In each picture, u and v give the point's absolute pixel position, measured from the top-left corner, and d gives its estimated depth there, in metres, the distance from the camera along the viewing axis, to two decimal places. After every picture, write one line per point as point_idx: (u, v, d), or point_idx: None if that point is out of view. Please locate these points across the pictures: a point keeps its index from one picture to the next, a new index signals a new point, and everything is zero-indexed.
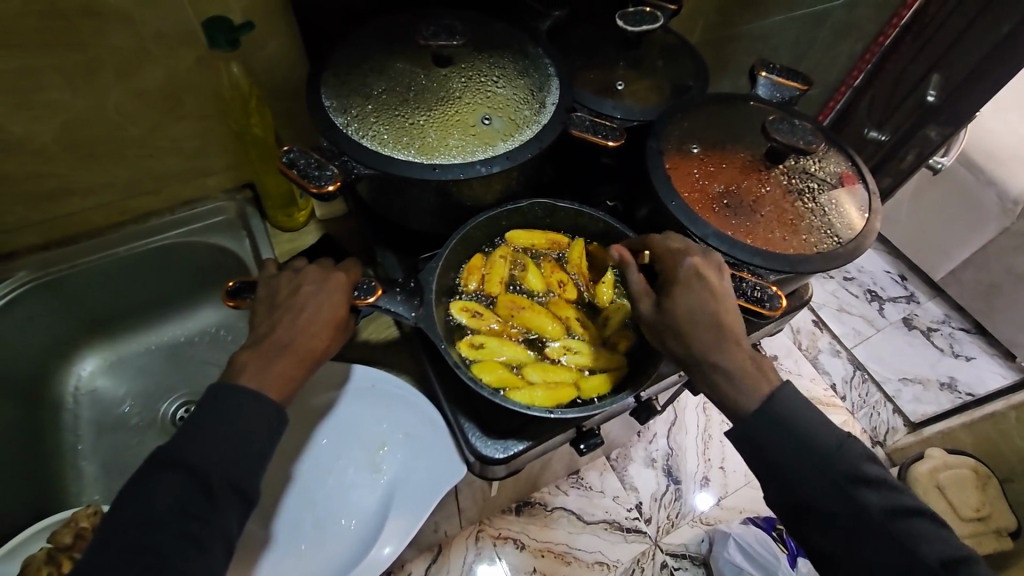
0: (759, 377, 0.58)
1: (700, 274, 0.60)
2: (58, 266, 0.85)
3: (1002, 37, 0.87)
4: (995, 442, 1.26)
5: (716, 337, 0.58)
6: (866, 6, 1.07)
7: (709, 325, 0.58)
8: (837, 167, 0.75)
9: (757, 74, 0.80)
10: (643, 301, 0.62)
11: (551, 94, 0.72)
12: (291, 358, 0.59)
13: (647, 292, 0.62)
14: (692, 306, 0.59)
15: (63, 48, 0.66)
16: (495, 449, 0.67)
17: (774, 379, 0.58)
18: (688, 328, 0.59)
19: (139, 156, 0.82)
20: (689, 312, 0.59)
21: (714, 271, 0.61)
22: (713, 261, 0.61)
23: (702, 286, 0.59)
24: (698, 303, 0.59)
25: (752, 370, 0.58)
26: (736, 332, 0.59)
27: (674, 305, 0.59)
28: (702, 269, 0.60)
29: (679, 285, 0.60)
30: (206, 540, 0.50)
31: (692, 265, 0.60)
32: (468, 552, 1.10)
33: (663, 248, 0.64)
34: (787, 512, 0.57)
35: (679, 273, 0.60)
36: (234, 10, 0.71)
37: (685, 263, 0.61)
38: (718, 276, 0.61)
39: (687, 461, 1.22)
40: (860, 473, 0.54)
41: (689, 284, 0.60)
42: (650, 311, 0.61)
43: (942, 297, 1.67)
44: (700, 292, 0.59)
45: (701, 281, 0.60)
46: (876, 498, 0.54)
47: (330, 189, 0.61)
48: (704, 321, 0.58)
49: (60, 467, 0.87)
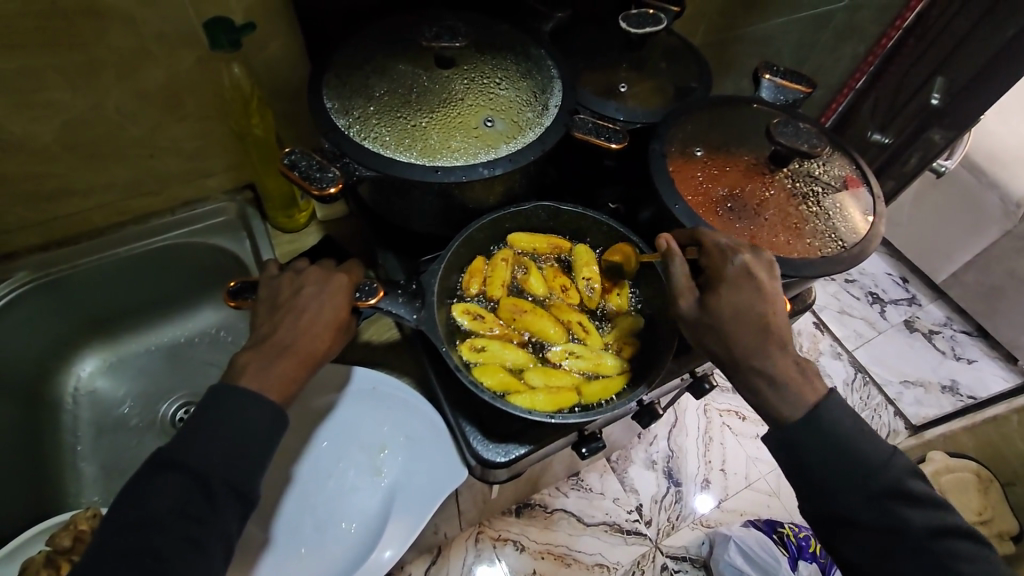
0: (805, 384, 0.57)
1: (750, 273, 0.60)
2: (58, 266, 0.85)
3: (1007, 41, 0.87)
4: (994, 446, 1.27)
5: (760, 337, 0.58)
6: (869, 9, 1.07)
7: (756, 325, 0.58)
8: (841, 170, 0.75)
9: (761, 76, 0.79)
10: (686, 298, 0.60)
11: (554, 96, 0.72)
12: (292, 359, 0.58)
13: (690, 288, 0.60)
14: (740, 305, 0.58)
15: (65, 48, 0.66)
16: (496, 452, 0.66)
17: (818, 387, 0.58)
18: (731, 328, 0.58)
19: (140, 156, 0.81)
20: (738, 312, 0.58)
21: (763, 270, 0.61)
22: (762, 260, 0.61)
23: (751, 286, 0.59)
24: (747, 303, 0.58)
25: (798, 375, 0.58)
26: (780, 334, 0.59)
27: (722, 303, 0.59)
28: (752, 269, 0.60)
29: (728, 284, 0.59)
30: (205, 543, 0.50)
31: (743, 264, 0.60)
32: (468, 553, 1.10)
33: (710, 243, 0.62)
34: (811, 515, 0.58)
35: (728, 271, 0.60)
36: (236, 10, 0.71)
37: (736, 260, 0.60)
38: (767, 275, 0.60)
39: (687, 463, 1.22)
40: (901, 489, 0.54)
41: (739, 283, 0.59)
42: (692, 308, 0.60)
43: (944, 300, 1.67)
44: (749, 292, 0.59)
45: (751, 281, 0.59)
46: (919, 516, 0.54)
47: (332, 190, 0.60)
48: (751, 320, 0.58)
49: (59, 468, 0.87)
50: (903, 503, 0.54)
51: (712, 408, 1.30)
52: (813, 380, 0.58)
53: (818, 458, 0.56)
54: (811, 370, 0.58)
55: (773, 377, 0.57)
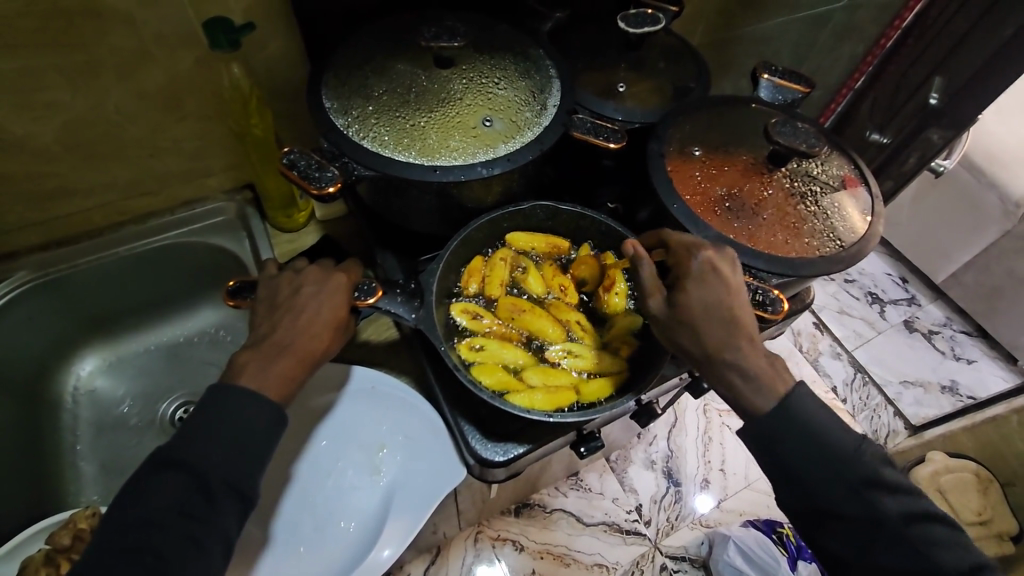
0: (775, 376, 0.58)
1: (714, 267, 0.60)
2: (58, 266, 0.85)
3: (1005, 40, 0.87)
4: (995, 446, 1.27)
5: (728, 332, 0.58)
6: (867, 9, 1.07)
7: (722, 319, 0.58)
8: (839, 170, 0.75)
9: (759, 76, 0.79)
10: (655, 297, 0.61)
11: (552, 96, 0.72)
12: (291, 359, 0.58)
13: (658, 287, 0.61)
14: (706, 300, 0.58)
15: (65, 48, 0.66)
16: (495, 451, 0.66)
17: (788, 379, 0.58)
18: (700, 322, 0.58)
19: (139, 156, 0.82)
20: (703, 306, 0.58)
21: (729, 265, 0.60)
22: (727, 255, 0.61)
23: (715, 280, 0.59)
24: (712, 298, 0.58)
25: (767, 367, 0.58)
26: (748, 329, 0.59)
27: (689, 299, 0.59)
28: (716, 263, 0.60)
29: (692, 279, 0.59)
30: (205, 542, 0.50)
31: (706, 259, 0.60)
32: (467, 553, 1.10)
33: (676, 242, 0.63)
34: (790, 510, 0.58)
35: (692, 267, 0.60)
36: (235, 10, 0.71)
37: (698, 256, 0.60)
38: (732, 270, 0.60)
39: (686, 463, 1.22)
40: (890, 485, 0.55)
41: (703, 278, 0.59)
42: (661, 307, 0.60)
43: (943, 300, 1.67)
44: (713, 285, 0.59)
45: (715, 275, 0.59)
46: (894, 504, 0.54)
47: (331, 190, 0.60)
48: (717, 316, 0.58)
49: (59, 467, 0.87)
50: (900, 503, 0.54)
51: (711, 408, 1.30)
52: (783, 371, 0.59)
53: (816, 456, 0.56)
54: (780, 364, 0.59)
55: (747, 369, 0.58)
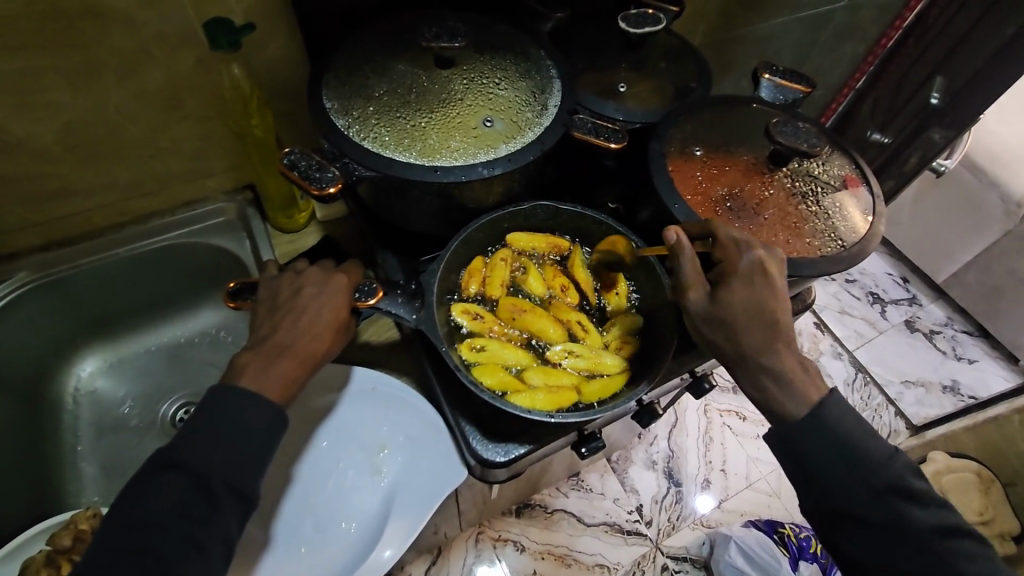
0: (809, 382, 0.57)
1: (764, 269, 0.60)
2: (58, 266, 0.85)
3: (1006, 40, 0.87)
4: (995, 445, 1.28)
5: (767, 335, 0.58)
6: (869, 8, 1.06)
7: (765, 322, 0.58)
8: (840, 170, 0.75)
9: (760, 76, 0.79)
10: (696, 290, 0.60)
11: (553, 96, 0.72)
12: (292, 360, 0.58)
13: (701, 281, 0.60)
14: (752, 300, 0.58)
15: (65, 48, 0.66)
16: (496, 452, 0.66)
17: (820, 386, 0.58)
18: (741, 321, 0.58)
19: (139, 156, 0.82)
20: (748, 306, 0.58)
21: (777, 269, 0.61)
22: (776, 258, 0.61)
23: (764, 282, 0.59)
24: (759, 299, 0.58)
25: (801, 372, 0.58)
26: (787, 332, 0.59)
27: (734, 297, 0.58)
28: (766, 265, 0.60)
29: (741, 278, 0.59)
30: (205, 543, 0.50)
31: (757, 259, 0.60)
32: (468, 554, 1.10)
33: (724, 237, 0.63)
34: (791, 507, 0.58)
35: (742, 266, 0.60)
36: (235, 10, 0.71)
37: (749, 256, 0.60)
38: (779, 274, 0.61)
39: (687, 463, 1.22)
40: (892, 486, 0.55)
41: (752, 278, 0.59)
42: (703, 302, 0.59)
43: (945, 300, 1.67)
44: (761, 287, 0.59)
45: (764, 277, 0.60)
46: (921, 514, 0.54)
47: (331, 190, 0.60)
48: (762, 316, 0.58)
49: (59, 468, 0.87)
50: (900, 504, 0.54)
51: (712, 408, 1.30)
52: (808, 377, 0.59)
53: (818, 455, 0.56)
54: (813, 369, 0.58)
55: (781, 374, 0.57)
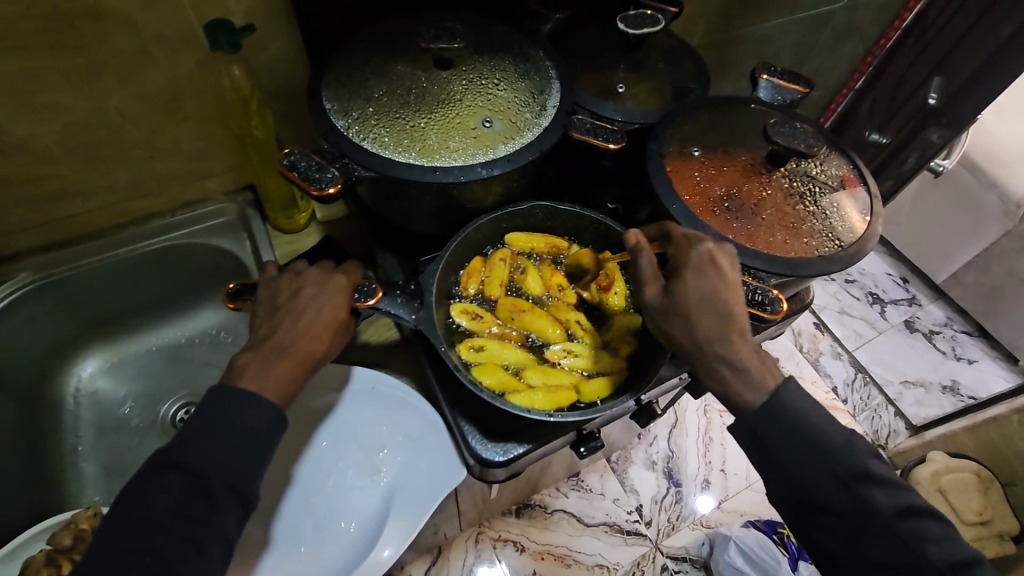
0: (764, 369, 0.58)
1: (713, 259, 0.60)
2: (60, 267, 0.85)
3: (1003, 40, 0.87)
4: (997, 447, 1.27)
5: (722, 325, 0.58)
6: (867, 9, 1.07)
7: (718, 312, 0.58)
8: (838, 170, 0.75)
9: (759, 77, 0.80)
10: (652, 285, 0.60)
11: (551, 97, 0.72)
12: (291, 360, 0.58)
13: (656, 277, 0.61)
14: (703, 291, 0.58)
15: (67, 51, 0.66)
16: (494, 451, 0.67)
17: (776, 372, 0.58)
18: (694, 311, 0.58)
19: (140, 156, 0.82)
20: (700, 297, 0.58)
21: (728, 260, 0.61)
22: (727, 250, 0.62)
23: (714, 273, 0.59)
24: (710, 290, 0.59)
25: (756, 359, 0.58)
26: (741, 323, 0.59)
27: (685, 288, 0.59)
28: (716, 256, 0.60)
29: (692, 269, 0.60)
30: (205, 543, 0.50)
31: (705, 250, 0.60)
32: (468, 554, 1.10)
33: (676, 234, 0.63)
34: (789, 509, 0.57)
35: (691, 258, 0.60)
36: (236, 12, 0.71)
37: (700, 248, 0.61)
38: (730, 264, 0.61)
39: (686, 464, 1.22)
40: (888, 489, 0.55)
41: (702, 270, 0.59)
42: (658, 295, 0.60)
43: (944, 300, 1.67)
44: (712, 277, 0.59)
45: (714, 267, 0.60)
46: (883, 497, 0.54)
47: (331, 191, 0.60)
48: (714, 306, 0.58)
49: (60, 468, 0.87)
50: (899, 507, 0.54)
51: (712, 408, 1.30)
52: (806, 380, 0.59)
53: (816, 455, 0.56)
54: (768, 356, 0.59)
55: (736, 362, 0.57)
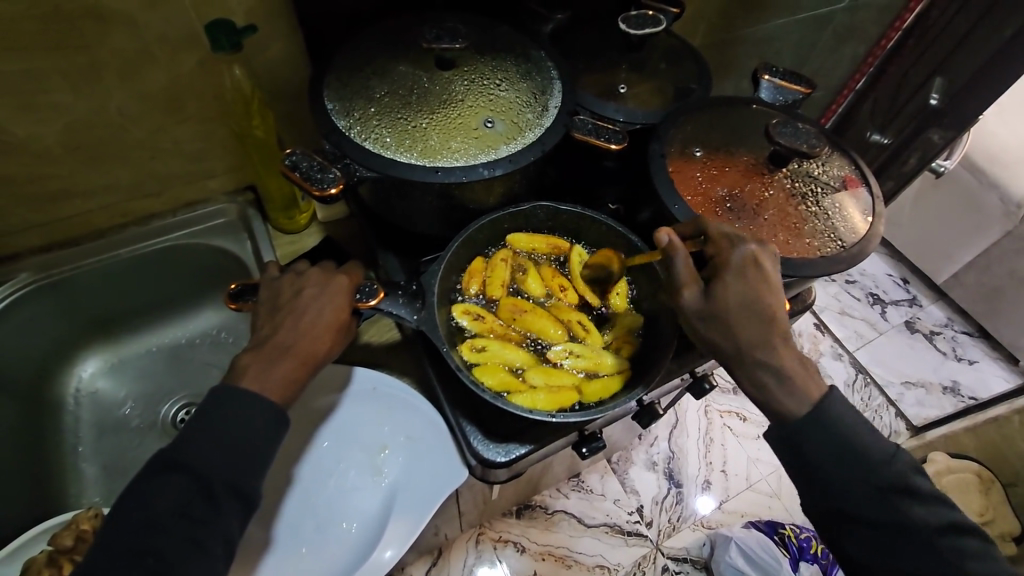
0: (808, 378, 0.58)
1: (755, 261, 0.60)
2: (61, 267, 0.85)
3: (1005, 41, 0.87)
4: (995, 446, 1.29)
5: (763, 331, 0.58)
6: (868, 10, 1.08)
7: (759, 315, 0.58)
8: (840, 170, 0.75)
9: (760, 77, 0.79)
10: (690, 287, 0.59)
11: (553, 97, 0.72)
12: (293, 360, 0.58)
13: (694, 279, 0.59)
14: (745, 295, 0.58)
15: (69, 51, 0.66)
16: (497, 452, 0.66)
17: (820, 384, 0.58)
18: (737, 316, 0.58)
19: (142, 157, 0.82)
20: (742, 301, 0.58)
21: (769, 262, 0.61)
22: (768, 250, 0.61)
23: (757, 275, 0.59)
24: (753, 293, 0.58)
25: (800, 368, 0.58)
26: (782, 326, 0.59)
27: (727, 292, 0.58)
28: (758, 257, 0.60)
29: (733, 272, 0.59)
30: (207, 543, 0.50)
31: (748, 253, 0.60)
32: (468, 555, 1.10)
33: (714, 233, 0.63)
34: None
35: (733, 260, 0.60)
36: (236, 12, 0.71)
37: (741, 250, 0.60)
38: (771, 266, 0.61)
39: (687, 465, 1.22)
40: (898, 493, 0.55)
41: (744, 272, 0.59)
42: (697, 298, 0.59)
43: (945, 300, 1.67)
44: (755, 280, 0.59)
45: (757, 270, 0.60)
46: (894, 501, 0.55)
47: (333, 191, 0.60)
48: (755, 309, 0.58)
49: (61, 468, 0.87)
50: (905, 509, 0.55)
51: (713, 409, 1.29)
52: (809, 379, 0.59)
53: (822, 456, 0.56)
54: (812, 366, 0.59)
55: (781, 372, 0.57)
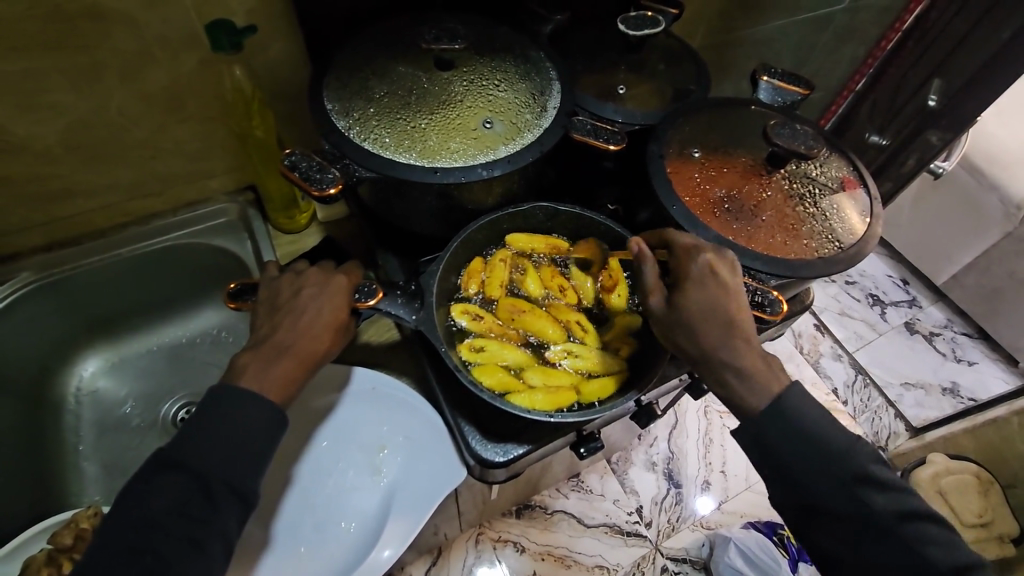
0: (771, 376, 0.58)
1: (713, 270, 0.60)
2: (62, 267, 0.86)
3: (1003, 43, 0.87)
4: (995, 448, 1.27)
5: (725, 334, 0.58)
6: (867, 10, 1.07)
7: (720, 322, 0.58)
8: (838, 172, 0.75)
9: (759, 78, 0.80)
10: (655, 296, 0.61)
11: (551, 98, 0.72)
12: (292, 360, 0.59)
13: (659, 287, 0.62)
14: (705, 303, 0.59)
15: (70, 50, 0.67)
16: (495, 452, 0.67)
17: (783, 379, 0.58)
18: (698, 324, 0.59)
19: (142, 157, 0.82)
20: (700, 307, 0.59)
21: (729, 269, 0.61)
22: (727, 258, 0.61)
23: (713, 283, 0.59)
24: (711, 300, 0.59)
25: (788, 380, 0.58)
26: (747, 330, 0.59)
27: (687, 301, 0.59)
28: (715, 266, 0.60)
29: (691, 281, 0.60)
30: (206, 542, 0.51)
31: (705, 261, 0.60)
32: (468, 554, 1.10)
33: (676, 243, 0.63)
34: (789, 505, 0.58)
35: (692, 269, 0.60)
36: (237, 13, 0.72)
37: (699, 260, 0.60)
38: (731, 273, 0.60)
39: (686, 465, 1.22)
40: (899, 497, 0.55)
41: (702, 281, 0.59)
42: (661, 307, 0.61)
43: (945, 301, 1.67)
44: (713, 289, 0.59)
45: (715, 278, 0.59)
46: (886, 502, 0.54)
47: (332, 191, 0.61)
48: (715, 316, 0.58)
49: (61, 467, 0.87)
50: (905, 512, 0.54)
51: (712, 410, 1.29)
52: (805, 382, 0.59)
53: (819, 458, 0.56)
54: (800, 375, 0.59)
55: (759, 379, 0.57)
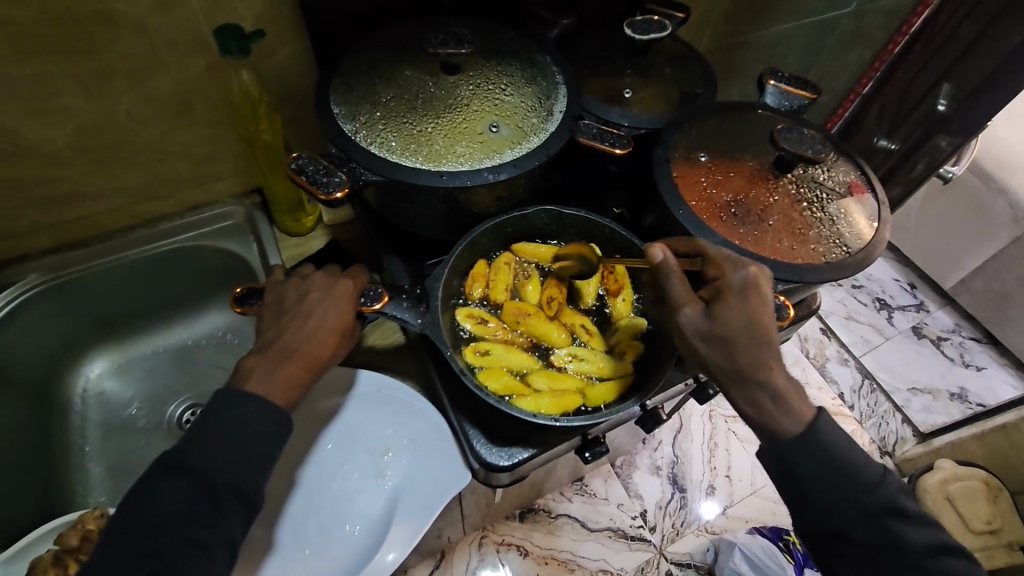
0: (801, 401, 0.58)
1: (756, 284, 0.60)
2: (69, 269, 0.86)
3: (1013, 47, 0.87)
4: (1005, 456, 1.24)
5: (763, 348, 0.57)
6: (876, 13, 1.07)
7: (760, 337, 0.58)
8: (846, 176, 0.74)
9: (766, 82, 0.79)
10: (691, 307, 0.59)
11: (558, 102, 0.72)
12: (299, 363, 0.59)
13: (694, 297, 0.59)
14: (746, 316, 0.58)
15: (79, 54, 0.67)
16: (499, 456, 0.66)
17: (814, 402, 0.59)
18: (739, 336, 0.57)
19: (150, 161, 0.83)
20: (743, 321, 0.58)
21: (767, 284, 0.61)
22: (767, 273, 0.61)
23: (757, 297, 0.59)
24: (751, 314, 0.58)
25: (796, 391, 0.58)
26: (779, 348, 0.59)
27: (729, 312, 0.58)
28: (760, 281, 0.60)
29: (735, 293, 0.59)
30: (212, 547, 0.51)
31: (751, 274, 0.60)
32: (471, 557, 1.10)
33: (716, 254, 0.63)
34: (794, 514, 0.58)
35: (735, 281, 0.60)
36: (245, 17, 0.72)
37: (741, 273, 0.60)
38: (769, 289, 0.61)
39: (692, 470, 1.21)
40: (899, 506, 0.55)
41: (746, 294, 0.59)
42: (699, 315, 0.58)
43: (953, 305, 1.66)
44: (755, 302, 0.59)
45: (756, 291, 0.59)
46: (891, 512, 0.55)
47: (339, 195, 0.61)
48: (756, 331, 0.58)
49: (68, 468, 0.88)
50: (904, 519, 0.55)
51: (717, 414, 1.28)
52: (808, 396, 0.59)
53: (822, 471, 0.56)
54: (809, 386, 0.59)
55: (772, 390, 0.57)
